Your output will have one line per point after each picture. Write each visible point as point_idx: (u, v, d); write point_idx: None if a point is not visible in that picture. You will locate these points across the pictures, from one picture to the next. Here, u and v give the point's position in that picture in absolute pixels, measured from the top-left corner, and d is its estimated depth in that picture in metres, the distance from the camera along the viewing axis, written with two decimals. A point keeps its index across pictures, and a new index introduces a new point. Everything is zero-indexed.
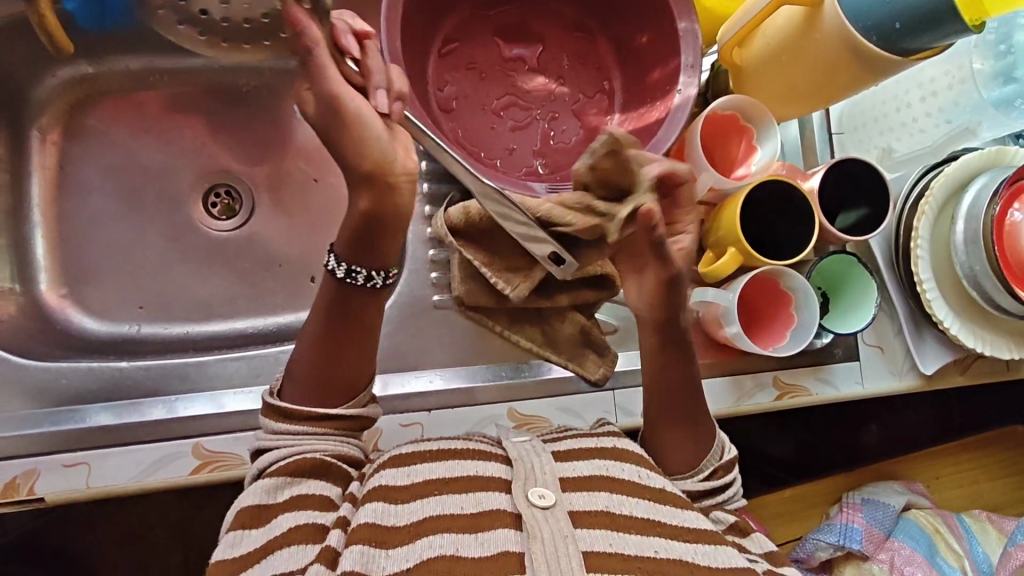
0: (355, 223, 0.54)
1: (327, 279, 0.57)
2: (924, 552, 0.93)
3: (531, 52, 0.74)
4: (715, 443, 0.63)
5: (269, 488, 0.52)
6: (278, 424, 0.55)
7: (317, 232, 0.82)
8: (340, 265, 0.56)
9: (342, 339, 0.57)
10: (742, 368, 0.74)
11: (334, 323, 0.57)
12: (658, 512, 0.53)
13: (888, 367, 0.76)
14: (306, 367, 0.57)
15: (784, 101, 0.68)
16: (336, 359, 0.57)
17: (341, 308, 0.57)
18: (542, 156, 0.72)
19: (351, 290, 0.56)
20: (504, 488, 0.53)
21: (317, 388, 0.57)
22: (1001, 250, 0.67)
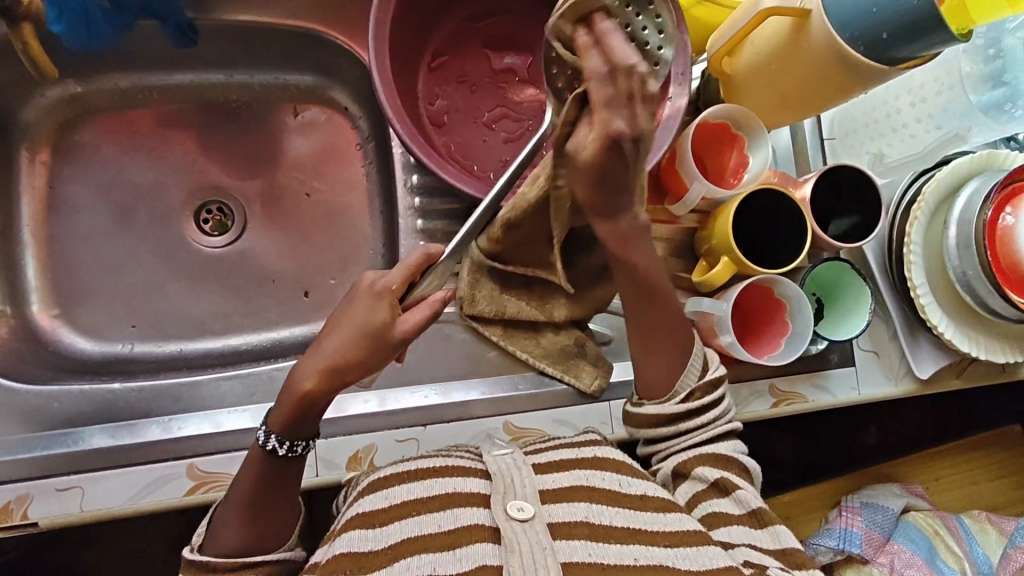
0: (294, 404, 0.55)
1: (255, 451, 0.57)
2: (925, 554, 0.93)
3: (521, 62, 0.74)
4: (695, 361, 0.63)
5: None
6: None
7: (309, 247, 0.82)
8: (281, 443, 0.56)
9: (266, 501, 0.57)
10: (737, 376, 0.74)
11: (264, 490, 0.57)
12: (638, 518, 0.54)
13: (884, 372, 0.76)
14: (235, 523, 0.56)
15: (774, 109, 0.68)
16: (265, 510, 0.57)
17: (272, 485, 0.57)
18: None
19: (289, 461, 0.57)
20: (483, 502, 0.54)
21: (252, 542, 0.56)
22: (993, 254, 0.66)
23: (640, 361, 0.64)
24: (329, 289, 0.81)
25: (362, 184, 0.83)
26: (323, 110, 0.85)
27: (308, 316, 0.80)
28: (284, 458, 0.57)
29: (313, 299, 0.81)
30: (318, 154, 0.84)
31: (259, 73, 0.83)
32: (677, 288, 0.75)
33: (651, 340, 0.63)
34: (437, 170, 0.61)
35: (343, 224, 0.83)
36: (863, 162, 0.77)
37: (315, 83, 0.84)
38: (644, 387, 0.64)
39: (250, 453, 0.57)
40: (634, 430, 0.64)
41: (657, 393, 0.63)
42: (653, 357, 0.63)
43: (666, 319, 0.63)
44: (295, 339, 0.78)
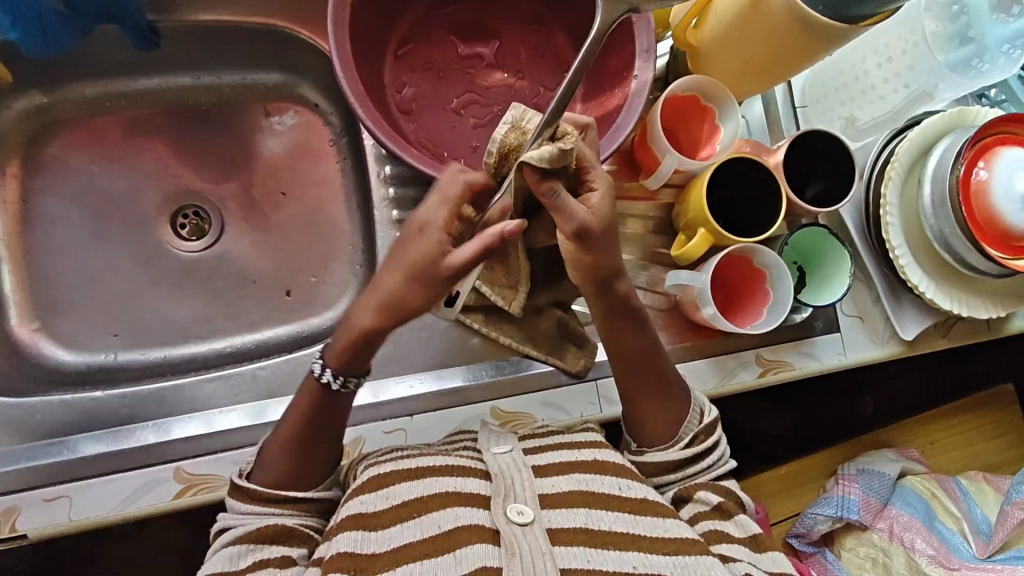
0: (353, 340, 0.56)
1: (309, 383, 0.58)
2: (923, 518, 0.93)
3: (490, 49, 0.74)
4: (693, 407, 0.65)
5: (232, 555, 0.52)
6: (247, 505, 0.56)
7: (289, 246, 0.82)
8: (335, 377, 0.57)
9: (320, 441, 0.58)
10: (723, 348, 0.74)
11: (315, 419, 0.58)
12: (638, 523, 0.54)
13: (868, 336, 0.77)
14: (278, 453, 0.58)
15: (742, 78, 0.68)
16: (313, 446, 0.58)
17: (324, 414, 0.58)
18: None
19: (337, 396, 0.58)
20: (483, 504, 0.55)
21: (291, 473, 0.58)
22: (969, 210, 0.66)
23: (643, 411, 0.64)
24: (311, 287, 0.81)
25: (337, 180, 0.83)
26: (294, 108, 0.84)
27: (291, 315, 0.80)
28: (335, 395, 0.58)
29: (294, 298, 0.81)
30: (291, 152, 0.84)
31: (228, 74, 0.82)
32: (658, 263, 0.74)
33: (647, 396, 0.64)
34: (404, 156, 0.61)
35: (321, 222, 0.82)
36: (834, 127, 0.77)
37: (284, 81, 0.84)
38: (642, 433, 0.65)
39: (306, 382, 0.58)
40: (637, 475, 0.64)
41: (663, 439, 0.64)
42: (655, 409, 0.64)
43: (659, 369, 0.64)
44: (280, 339, 0.78)
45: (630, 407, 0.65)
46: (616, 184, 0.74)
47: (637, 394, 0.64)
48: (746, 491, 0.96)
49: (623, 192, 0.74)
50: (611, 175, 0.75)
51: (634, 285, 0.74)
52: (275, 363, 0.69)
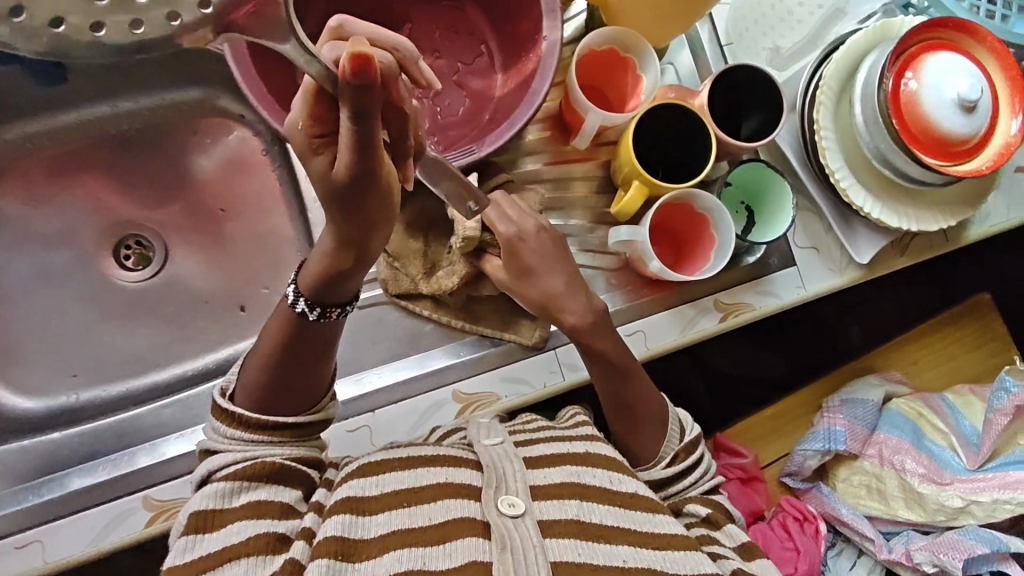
0: (322, 267, 0.50)
1: (286, 310, 0.54)
2: (911, 438, 0.92)
3: (400, 33, 0.73)
4: (672, 424, 0.67)
5: (224, 492, 0.50)
6: (230, 430, 0.54)
7: (236, 261, 0.81)
8: (311, 308, 0.53)
9: (295, 365, 0.55)
10: (681, 299, 0.74)
11: (294, 348, 0.54)
12: (630, 517, 0.55)
13: (826, 265, 0.76)
14: (258, 375, 0.55)
15: (657, 24, 0.67)
16: (296, 373, 0.55)
17: (301, 340, 0.54)
18: (432, 134, 0.71)
19: (311, 326, 0.54)
20: (475, 495, 0.54)
21: (273, 400, 0.55)
22: (902, 121, 0.65)
23: (626, 433, 0.67)
24: (264, 299, 0.80)
25: (275, 188, 0.82)
26: (219, 122, 0.83)
27: (247, 330, 0.80)
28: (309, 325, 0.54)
29: (249, 313, 0.80)
30: (224, 167, 0.83)
31: (146, 97, 0.81)
32: (604, 224, 0.74)
33: (634, 420, 0.67)
34: None
35: (264, 233, 0.82)
36: (762, 59, 0.75)
37: (204, 96, 0.82)
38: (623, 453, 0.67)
39: (282, 307, 0.54)
40: None
41: (646, 460, 0.66)
42: (628, 430, 0.67)
43: (627, 396, 0.67)
44: (239, 354, 0.78)
45: (614, 431, 0.68)
46: (555, 149, 0.74)
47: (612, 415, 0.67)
48: (734, 437, 0.96)
49: (561, 156, 0.74)
50: (549, 141, 0.74)
51: (586, 250, 0.73)
52: None
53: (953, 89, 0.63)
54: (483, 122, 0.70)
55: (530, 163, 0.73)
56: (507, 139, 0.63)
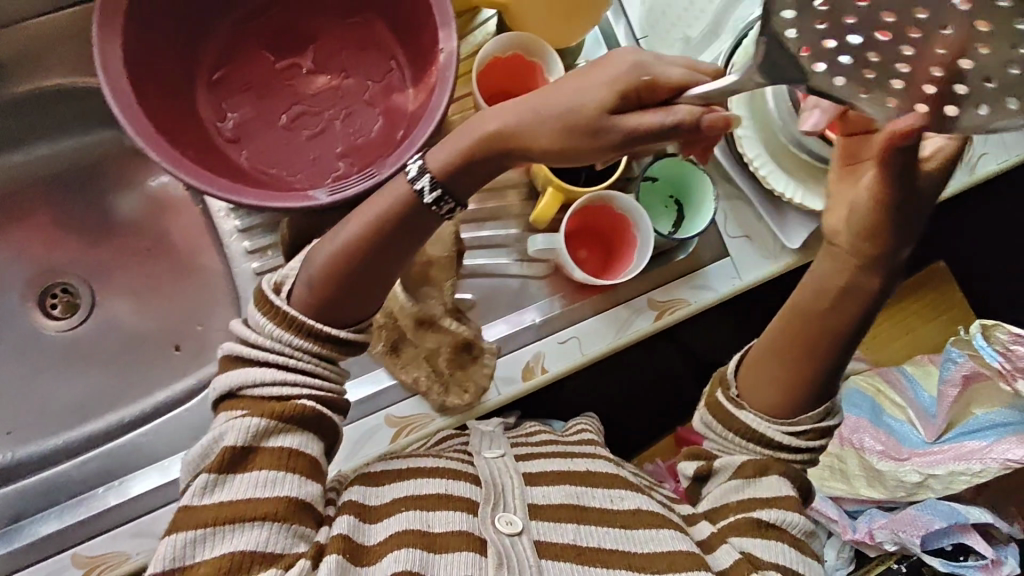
0: (471, 142, 0.50)
1: (404, 186, 0.51)
2: (868, 416, 0.92)
3: (305, 56, 0.71)
4: (823, 402, 0.57)
5: (258, 430, 0.49)
6: (267, 338, 0.52)
7: (167, 300, 0.80)
8: (432, 189, 0.51)
9: (380, 255, 0.52)
10: (614, 301, 0.73)
11: (373, 244, 0.52)
12: (629, 538, 0.54)
13: (760, 252, 0.75)
14: (310, 273, 0.53)
15: (556, 25, 0.65)
16: (349, 278, 0.52)
17: (410, 226, 0.52)
18: (345, 157, 0.69)
19: (426, 213, 0.52)
20: (471, 508, 0.53)
21: (310, 302, 0.53)
22: (811, 102, 0.65)
23: (754, 382, 0.57)
24: (199, 336, 0.79)
25: (200, 222, 0.80)
26: (137, 159, 0.82)
27: (183, 369, 0.78)
28: (424, 209, 0.52)
29: (185, 352, 0.79)
30: (147, 205, 0.81)
31: (58, 141, 0.80)
32: (530, 231, 0.73)
33: (789, 383, 0.56)
34: (206, 188, 0.56)
35: (192, 269, 0.80)
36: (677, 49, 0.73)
37: (118, 134, 0.81)
38: (751, 394, 0.58)
39: (398, 183, 0.52)
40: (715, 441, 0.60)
41: (774, 412, 0.57)
42: (786, 376, 0.56)
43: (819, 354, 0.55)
44: (175, 395, 0.77)
45: (740, 375, 0.58)
46: None
47: (767, 354, 0.57)
48: None
49: None
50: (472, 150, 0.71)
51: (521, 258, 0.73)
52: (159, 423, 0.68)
53: None
54: (397, 141, 0.68)
55: None
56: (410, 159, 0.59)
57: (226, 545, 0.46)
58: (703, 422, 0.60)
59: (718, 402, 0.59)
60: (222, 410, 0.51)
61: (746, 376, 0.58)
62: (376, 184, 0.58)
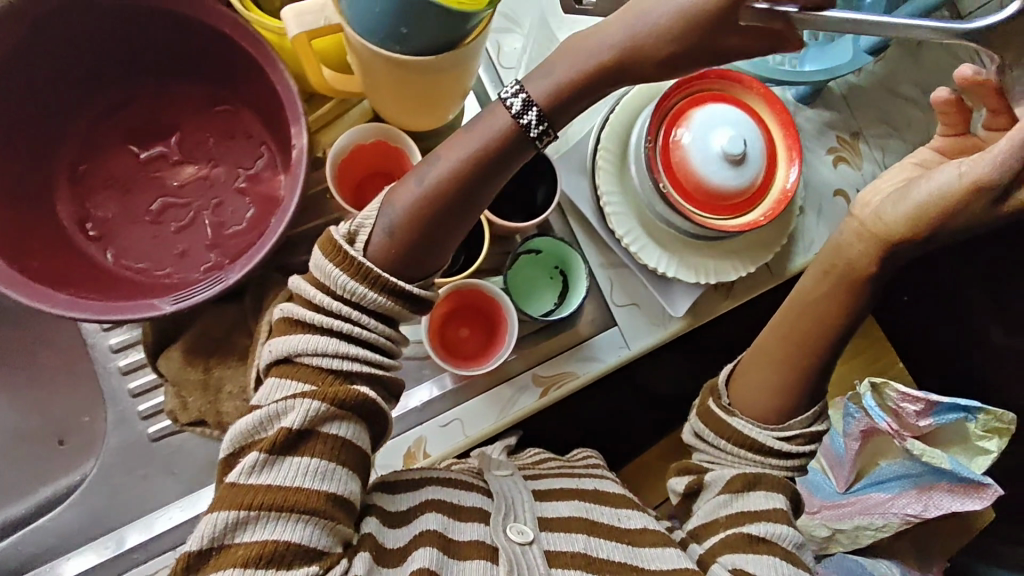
0: (564, 81, 0.51)
1: (505, 121, 0.52)
2: None
3: (171, 146, 0.69)
4: (813, 405, 0.59)
5: (319, 414, 0.49)
6: (323, 298, 0.51)
7: (51, 393, 0.78)
8: (536, 122, 0.51)
9: (453, 211, 0.53)
10: (498, 379, 0.72)
11: (483, 177, 0.53)
12: (640, 556, 0.55)
13: (650, 320, 0.74)
14: (410, 216, 0.52)
15: (410, 112, 0.62)
16: (440, 222, 0.53)
17: (486, 170, 0.52)
18: (215, 249, 0.67)
19: (508, 148, 0.52)
20: (482, 518, 0.53)
21: (404, 250, 0.53)
22: (674, 178, 0.64)
23: (745, 388, 0.60)
24: (85, 428, 0.76)
25: None
26: None
27: (68, 464, 0.76)
28: (523, 140, 0.52)
29: (70, 445, 0.76)
30: None
31: None
32: None
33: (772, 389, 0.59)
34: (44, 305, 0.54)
35: (76, 359, 0.78)
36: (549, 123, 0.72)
37: None
38: (741, 398, 0.60)
39: (501, 119, 0.52)
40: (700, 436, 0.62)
41: (765, 420, 0.59)
42: (777, 378, 0.59)
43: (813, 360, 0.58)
44: (58, 493, 0.74)
45: (736, 370, 0.61)
46: None
47: (758, 357, 0.60)
48: None
49: None
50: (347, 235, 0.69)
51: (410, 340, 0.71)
52: (27, 533, 0.66)
53: (717, 143, 0.62)
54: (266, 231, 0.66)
55: None
56: (259, 262, 0.58)
57: (261, 533, 0.45)
58: (695, 431, 0.62)
59: (710, 411, 0.61)
60: (274, 380, 0.51)
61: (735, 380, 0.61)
62: (222, 290, 0.57)
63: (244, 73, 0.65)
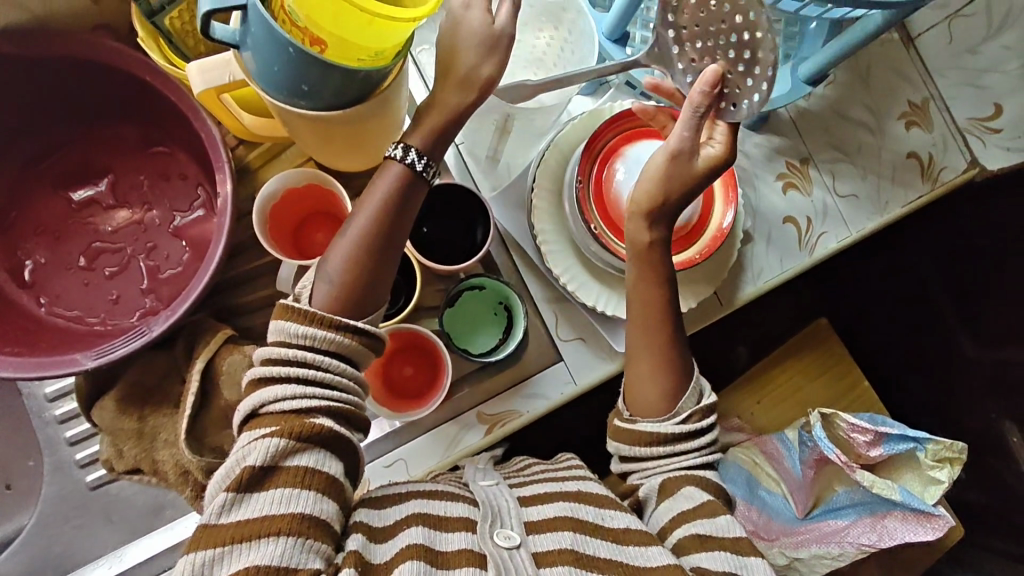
0: (439, 118, 0.56)
1: (399, 169, 0.56)
2: (744, 492, 0.88)
3: (105, 190, 0.71)
4: (692, 385, 0.62)
5: (278, 449, 0.48)
6: (283, 349, 0.52)
7: None
8: (420, 158, 0.56)
9: (387, 247, 0.56)
10: (442, 418, 0.71)
11: (399, 213, 0.56)
12: (625, 552, 0.54)
13: (595, 354, 0.73)
14: (346, 263, 0.55)
15: (332, 158, 0.63)
16: (375, 261, 0.56)
17: (400, 207, 0.56)
18: (151, 293, 0.69)
19: (414, 183, 0.56)
20: (469, 527, 0.53)
21: (348, 292, 0.55)
22: (608, 216, 0.67)
23: (634, 382, 0.63)
24: (29, 473, 0.76)
25: None
26: None
27: (13, 509, 0.75)
28: (417, 176, 0.56)
29: (16, 490, 0.76)
30: None
31: None
32: None
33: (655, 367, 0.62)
34: None
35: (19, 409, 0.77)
36: (479, 160, 0.72)
37: None
38: (634, 402, 0.63)
39: (392, 167, 0.56)
40: (623, 448, 0.62)
41: (655, 411, 0.61)
42: (654, 367, 0.62)
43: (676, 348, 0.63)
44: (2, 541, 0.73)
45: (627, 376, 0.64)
46: None
47: (633, 354, 0.63)
48: None
49: None
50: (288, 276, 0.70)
51: None
52: None
53: None
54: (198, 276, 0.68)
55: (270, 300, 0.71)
56: (182, 314, 0.59)
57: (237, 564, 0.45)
58: (615, 451, 0.63)
59: (616, 427, 0.62)
60: (246, 431, 0.51)
61: (628, 388, 0.63)
62: (145, 343, 0.58)
63: (178, 117, 0.68)
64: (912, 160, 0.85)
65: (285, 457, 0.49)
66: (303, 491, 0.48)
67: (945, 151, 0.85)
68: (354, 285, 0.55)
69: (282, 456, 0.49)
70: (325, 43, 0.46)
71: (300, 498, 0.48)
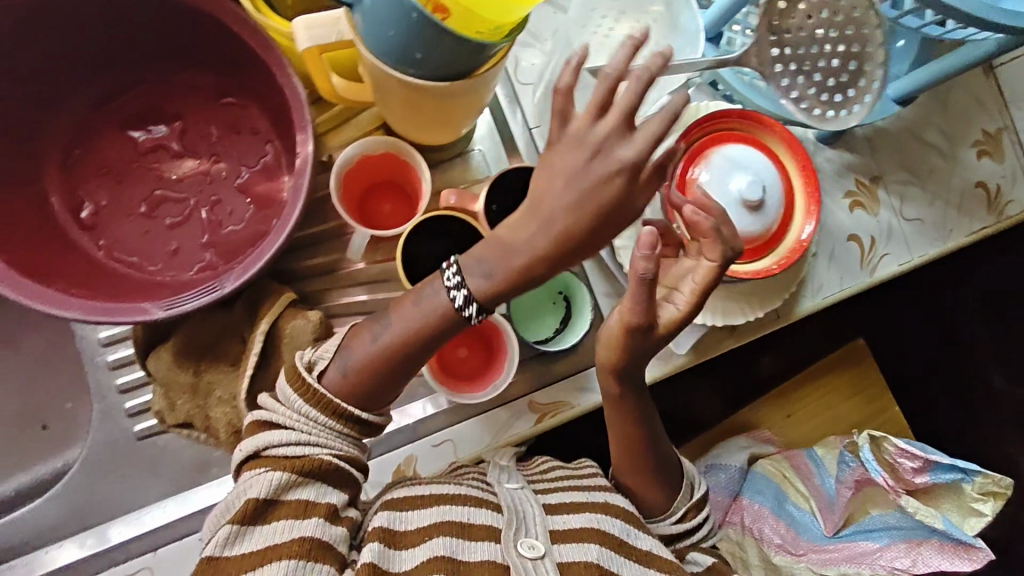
0: None
1: (443, 304, 0.54)
2: (772, 504, 0.87)
3: (173, 138, 0.70)
4: (685, 482, 0.66)
5: (279, 484, 0.51)
6: (292, 406, 0.53)
7: (36, 379, 0.77)
8: (474, 306, 0.53)
9: (401, 367, 0.55)
10: (492, 403, 0.70)
11: (426, 341, 0.55)
12: (643, 569, 0.55)
13: (648, 353, 0.73)
14: (358, 366, 0.55)
15: (415, 129, 0.62)
16: (384, 376, 0.55)
17: (429, 339, 0.55)
18: (211, 247, 0.68)
19: (458, 322, 0.54)
20: (493, 536, 0.53)
21: (358, 391, 0.55)
22: None
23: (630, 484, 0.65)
24: (67, 415, 0.76)
25: None
26: None
27: (47, 450, 0.75)
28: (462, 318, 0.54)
29: (52, 431, 0.75)
30: None
31: None
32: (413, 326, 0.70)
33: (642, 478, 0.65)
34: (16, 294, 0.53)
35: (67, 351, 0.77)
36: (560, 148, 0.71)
37: None
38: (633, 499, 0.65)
39: (434, 297, 0.54)
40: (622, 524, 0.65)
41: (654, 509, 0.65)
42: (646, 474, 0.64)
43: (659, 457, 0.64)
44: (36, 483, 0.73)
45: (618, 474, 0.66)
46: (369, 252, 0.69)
47: (626, 459, 0.65)
48: None
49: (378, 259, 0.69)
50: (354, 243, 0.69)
51: None
52: None
53: (734, 185, 0.64)
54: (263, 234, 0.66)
55: (330, 267, 0.69)
56: (254, 273, 0.58)
57: None
58: None
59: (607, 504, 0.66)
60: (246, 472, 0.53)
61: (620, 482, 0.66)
62: (214, 299, 0.57)
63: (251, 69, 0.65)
64: (980, 190, 0.84)
65: (284, 491, 0.51)
66: (306, 520, 0.50)
67: (1014, 184, 0.85)
68: (363, 385, 0.55)
69: (283, 492, 0.51)
70: (447, 12, 0.44)
71: (302, 526, 0.50)
